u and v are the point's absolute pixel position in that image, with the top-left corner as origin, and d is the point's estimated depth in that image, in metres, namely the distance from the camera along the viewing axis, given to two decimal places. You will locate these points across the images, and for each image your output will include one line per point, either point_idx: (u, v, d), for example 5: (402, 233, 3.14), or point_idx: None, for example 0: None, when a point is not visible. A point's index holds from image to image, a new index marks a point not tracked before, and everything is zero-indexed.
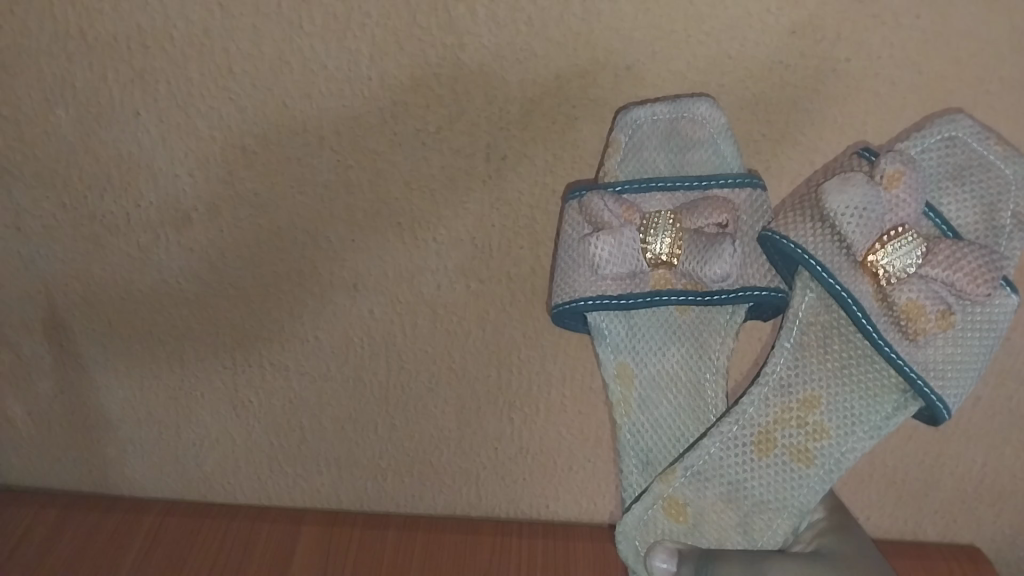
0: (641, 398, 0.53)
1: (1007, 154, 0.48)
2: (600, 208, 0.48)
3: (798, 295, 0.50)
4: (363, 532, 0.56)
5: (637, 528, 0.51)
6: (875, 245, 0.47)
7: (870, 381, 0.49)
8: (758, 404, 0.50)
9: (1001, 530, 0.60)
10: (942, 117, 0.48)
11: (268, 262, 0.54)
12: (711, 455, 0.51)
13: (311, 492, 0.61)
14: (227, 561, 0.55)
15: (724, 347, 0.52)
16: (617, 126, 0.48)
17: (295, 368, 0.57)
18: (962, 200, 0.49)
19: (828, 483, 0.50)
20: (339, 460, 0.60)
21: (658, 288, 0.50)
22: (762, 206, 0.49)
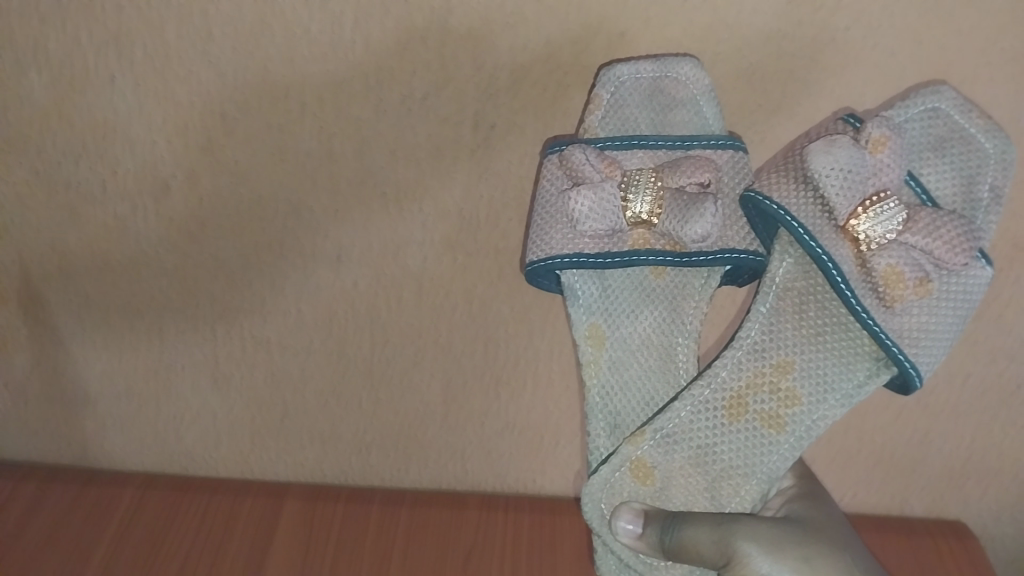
0: (614, 361, 0.50)
1: (988, 127, 0.46)
2: (580, 160, 0.46)
3: (776, 260, 0.50)
4: (347, 505, 0.54)
5: (602, 490, 0.49)
6: (855, 210, 0.46)
7: (844, 348, 0.49)
8: (731, 367, 0.50)
9: (989, 508, 0.60)
10: (927, 88, 0.46)
11: (249, 232, 0.52)
12: (682, 418, 0.49)
13: (295, 466, 0.60)
14: (204, 541, 0.52)
15: (699, 308, 0.50)
16: (600, 81, 0.46)
17: (277, 343, 0.56)
18: (941, 172, 0.47)
19: (797, 450, 0.49)
20: (322, 435, 0.59)
21: (636, 248, 0.48)
22: (743, 167, 0.47)
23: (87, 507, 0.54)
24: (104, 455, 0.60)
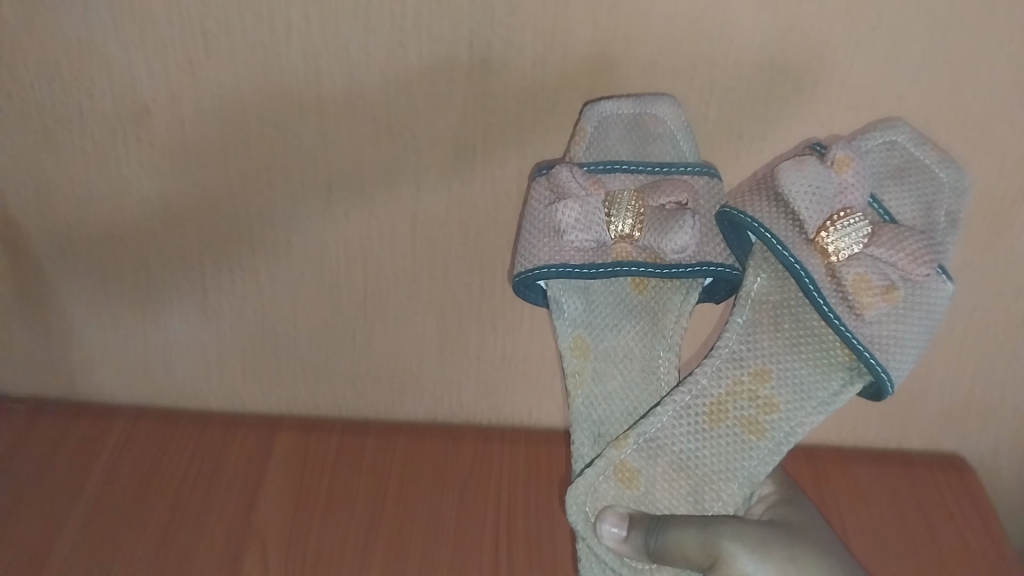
0: (596, 369, 0.54)
1: (941, 158, 0.50)
2: (567, 177, 0.49)
3: (750, 276, 0.53)
4: (341, 432, 0.63)
5: (586, 494, 0.53)
6: (824, 226, 0.49)
7: (819, 357, 0.52)
8: (711, 375, 0.53)
9: (988, 441, 0.63)
10: (884, 122, 0.50)
11: (234, 158, 0.53)
12: (664, 423, 0.53)
13: (287, 399, 0.65)
14: (204, 466, 0.61)
15: (680, 321, 0.54)
16: (584, 116, 0.49)
17: (269, 273, 0.58)
18: (901, 199, 0.50)
19: (777, 455, 0.53)
20: (314, 366, 0.63)
21: (619, 260, 0.50)
22: (718, 193, 0.51)
23: (87, 435, 0.62)
24: (91, 388, 0.65)
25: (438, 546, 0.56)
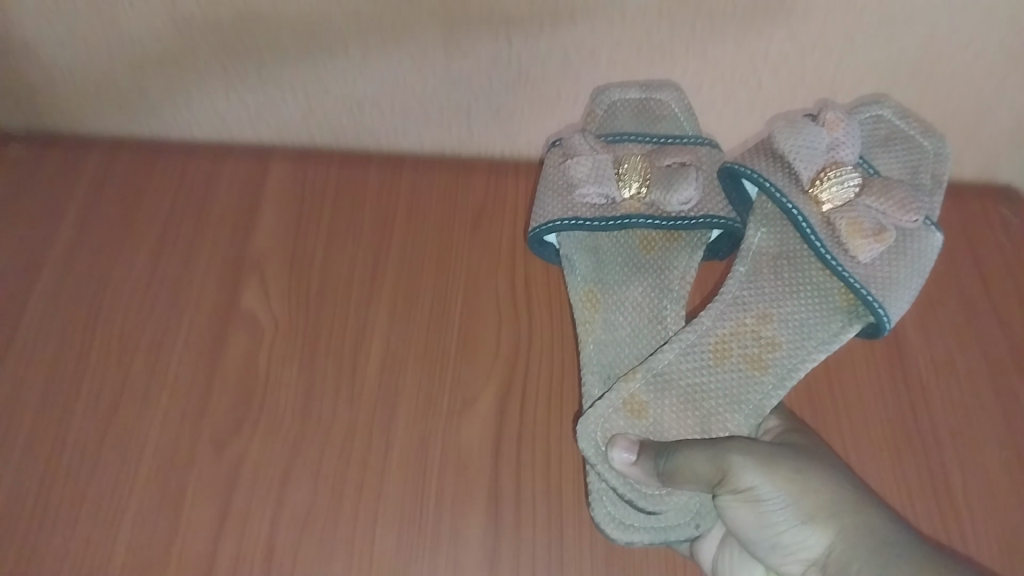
0: (607, 318, 0.72)
1: (903, 203, 0.67)
2: (576, 141, 0.74)
3: (753, 232, 0.72)
4: (384, 174, 0.83)
5: (600, 419, 0.66)
6: (816, 178, 0.69)
7: (819, 302, 0.69)
8: (715, 317, 0.69)
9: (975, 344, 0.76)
10: (835, 111, 0.70)
11: (261, 45, 0.74)
12: (671, 361, 0.68)
13: (316, 210, 0.81)
14: (337, 217, 0.80)
15: (686, 272, 0.74)
16: (594, 101, 0.77)
17: (353, 49, 0.74)
18: (889, 159, 0.74)
19: (782, 388, 0.67)
20: (330, 207, 0.80)
21: (629, 216, 0.72)
22: (717, 158, 0.75)
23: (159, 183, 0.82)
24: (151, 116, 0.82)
25: (470, 314, 0.74)
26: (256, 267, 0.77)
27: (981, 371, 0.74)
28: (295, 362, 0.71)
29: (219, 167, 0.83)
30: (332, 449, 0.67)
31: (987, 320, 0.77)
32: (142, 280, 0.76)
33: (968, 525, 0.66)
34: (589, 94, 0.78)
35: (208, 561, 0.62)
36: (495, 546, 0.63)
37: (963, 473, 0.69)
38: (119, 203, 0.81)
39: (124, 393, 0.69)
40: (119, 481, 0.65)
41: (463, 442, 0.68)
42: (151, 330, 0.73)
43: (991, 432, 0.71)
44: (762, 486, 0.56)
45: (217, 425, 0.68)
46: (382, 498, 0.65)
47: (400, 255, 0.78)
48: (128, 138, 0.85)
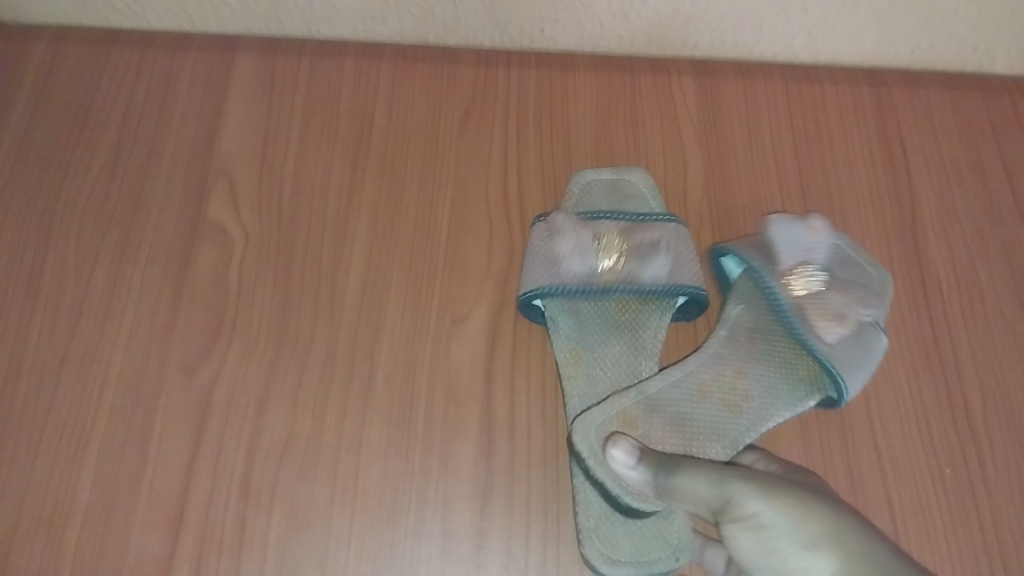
0: (590, 375, 0.61)
1: (865, 308, 0.61)
2: (561, 219, 0.64)
3: (732, 307, 0.63)
4: (363, 61, 0.76)
5: (592, 426, 0.56)
6: (793, 268, 0.62)
7: (791, 373, 0.60)
8: (700, 363, 0.60)
9: (1000, 268, 0.70)
10: (817, 218, 0.64)
11: None
12: (660, 388, 0.58)
13: (288, 107, 0.73)
14: (311, 111, 0.73)
15: (657, 336, 0.62)
16: (572, 181, 0.69)
17: None
18: (845, 258, 0.63)
19: (747, 439, 0.58)
20: (303, 107, 0.73)
21: (608, 283, 0.62)
22: (684, 235, 0.65)
23: (120, 80, 0.74)
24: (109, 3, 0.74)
25: (461, 220, 0.68)
26: (224, 172, 0.70)
27: (1007, 281, 0.69)
28: (268, 278, 0.65)
29: (179, 61, 0.75)
30: (310, 372, 0.62)
31: (1016, 226, 0.72)
32: (99, 190, 0.69)
33: (992, 447, 0.62)
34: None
35: (180, 498, 0.58)
36: (488, 473, 0.59)
37: (987, 391, 0.64)
38: (69, 103, 0.73)
39: (83, 314, 0.64)
40: (81, 410, 0.60)
41: (453, 363, 0.63)
42: (111, 244, 0.67)
43: (1017, 348, 0.66)
44: (766, 514, 0.47)
45: (185, 347, 0.63)
46: (366, 425, 0.60)
47: (380, 159, 0.71)
48: (78, 28, 0.77)
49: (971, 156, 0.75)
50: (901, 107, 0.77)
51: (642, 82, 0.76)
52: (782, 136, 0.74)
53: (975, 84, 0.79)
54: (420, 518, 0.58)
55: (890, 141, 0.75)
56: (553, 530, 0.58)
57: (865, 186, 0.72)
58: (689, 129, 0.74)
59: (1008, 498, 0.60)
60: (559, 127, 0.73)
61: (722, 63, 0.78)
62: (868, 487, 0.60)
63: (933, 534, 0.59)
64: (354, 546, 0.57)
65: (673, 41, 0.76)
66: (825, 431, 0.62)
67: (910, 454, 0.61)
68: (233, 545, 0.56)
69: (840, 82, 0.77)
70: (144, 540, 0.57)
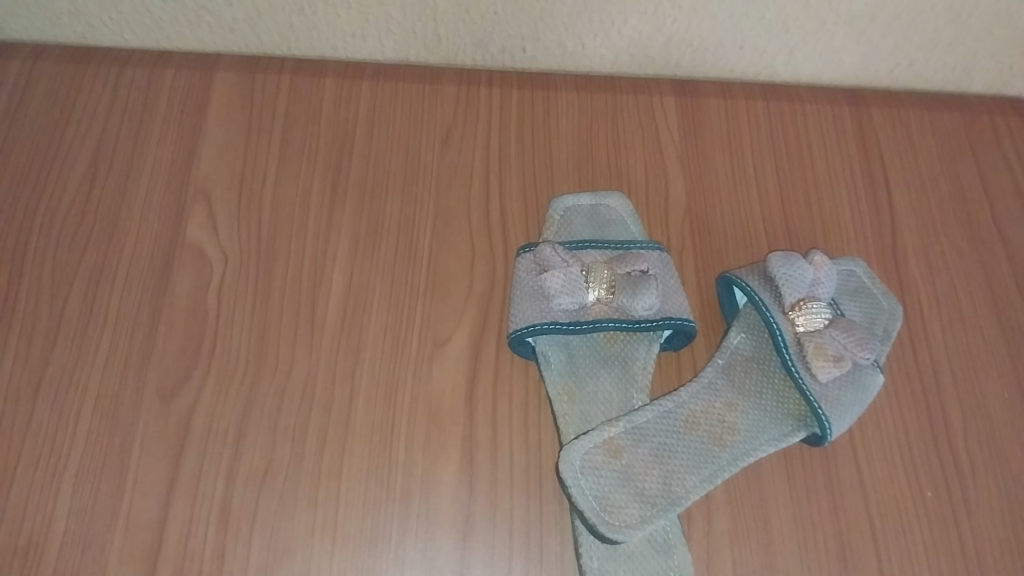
0: (584, 412, 0.61)
1: (866, 349, 0.60)
2: (549, 254, 0.63)
3: (733, 334, 0.63)
4: (344, 81, 0.75)
5: (578, 456, 0.57)
6: (797, 304, 0.62)
7: (779, 409, 0.60)
8: (692, 393, 0.60)
9: (980, 291, 0.70)
10: (821, 253, 0.64)
11: None
12: (649, 418, 0.59)
13: (268, 126, 0.73)
14: (291, 131, 0.72)
15: (647, 367, 0.62)
16: (552, 208, 0.68)
17: None
18: (852, 307, 0.64)
19: (732, 472, 0.58)
20: (283, 126, 0.73)
21: (598, 317, 0.62)
22: (668, 263, 0.65)
23: (99, 97, 0.73)
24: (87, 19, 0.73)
25: (442, 242, 0.68)
26: (202, 193, 0.69)
27: (986, 302, 0.69)
28: (248, 302, 0.65)
29: (157, 79, 0.74)
30: (290, 397, 0.61)
31: (994, 247, 0.72)
32: (75, 211, 0.68)
33: (974, 471, 0.62)
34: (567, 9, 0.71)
35: (158, 527, 0.57)
36: (470, 500, 0.59)
37: (967, 412, 0.64)
38: (43, 122, 0.72)
39: (58, 339, 0.63)
40: (57, 437, 0.60)
41: (435, 387, 0.62)
42: (88, 267, 0.66)
43: (995, 369, 0.66)
44: None
45: (163, 372, 0.62)
46: (347, 452, 0.60)
47: (361, 180, 0.71)
48: (54, 46, 0.76)
49: (951, 177, 0.75)
50: (882, 126, 0.77)
51: (624, 102, 0.76)
52: (763, 157, 0.74)
53: (954, 104, 0.79)
54: (401, 545, 0.57)
55: (871, 160, 0.75)
56: (536, 556, 0.57)
57: (847, 207, 0.73)
58: (671, 149, 0.74)
59: (989, 519, 0.60)
60: (542, 147, 0.73)
61: (704, 83, 0.78)
62: (850, 509, 0.60)
63: (915, 557, 0.59)
64: (335, 575, 0.56)
65: (654, 60, 0.76)
66: (807, 452, 0.62)
67: (892, 476, 0.61)
68: (212, 574, 0.56)
69: (821, 101, 0.78)
70: (121, 570, 0.56)
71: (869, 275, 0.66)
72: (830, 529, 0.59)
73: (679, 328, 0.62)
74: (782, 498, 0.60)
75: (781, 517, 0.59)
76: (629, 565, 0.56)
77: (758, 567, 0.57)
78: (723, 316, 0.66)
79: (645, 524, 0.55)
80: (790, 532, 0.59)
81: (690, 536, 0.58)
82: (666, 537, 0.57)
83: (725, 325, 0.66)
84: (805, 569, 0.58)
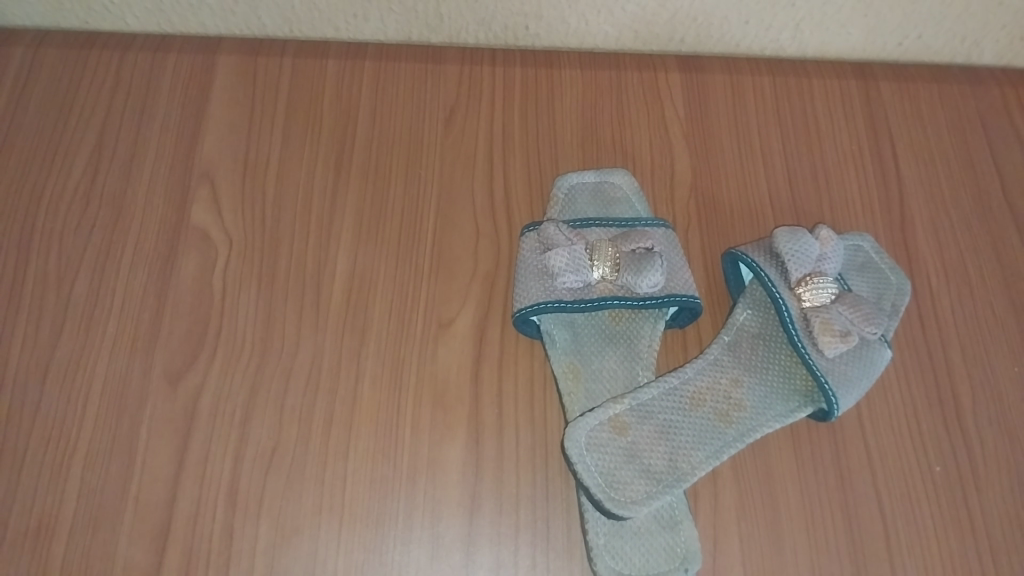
0: (588, 390, 0.61)
1: (873, 323, 0.60)
2: (553, 232, 0.62)
3: (739, 311, 0.63)
4: (346, 62, 0.75)
5: (583, 434, 0.57)
6: (803, 280, 0.61)
7: (784, 385, 0.60)
8: (697, 370, 0.60)
9: (990, 265, 0.69)
10: (827, 228, 0.63)
11: None
12: (654, 395, 0.59)
13: (271, 108, 0.72)
14: (294, 113, 0.72)
15: (652, 344, 0.62)
16: (556, 187, 0.68)
17: None
18: (859, 282, 0.64)
19: (737, 448, 0.58)
20: (286, 109, 0.72)
21: (603, 295, 0.61)
22: (673, 240, 0.64)
23: (102, 81, 0.73)
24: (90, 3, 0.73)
25: (447, 223, 0.68)
26: (206, 176, 0.69)
27: (997, 276, 0.69)
28: (253, 284, 0.65)
29: (160, 62, 0.74)
30: (296, 379, 0.61)
31: (1005, 221, 0.71)
32: (80, 196, 0.68)
33: (983, 445, 0.62)
34: None
35: (167, 508, 0.57)
36: (476, 478, 0.59)
37: (977, 387, 0.64)
38: (47, 107, 0.72)
39: (66, 323, 0.63)
40: (66, 421, 0.60)
41: (440, 367, 0.62)
42: (93, 251, 0.66)
43: (1006, 343, 0.66)
44: None
45: (170, 355, 0.62)
46: (353, 432, 0.60)
47: (364, 161, 0.70)
48: (57, 31, 0.76)
49: (960, 150, 0.74)
50: (890, 100, 0.76)
51: (629, 79, 0.75)
52: (770, 133, 0.74)
53: (964, 76, 0.78)
54: (408, 524, 0.57)
55: (879, 135, 0.74)
56: (543, 534, 0.57)
57: (854, 181, 0.72)
58: (676, 127, 0.73)
59: (999, 494, 0.60)
60: (545, 125, 0.73)
61: (709, 59, 0.77)
62: (858, 486, 0.60)
63: (924, 532, 0.58)
64: (342, 554, 0.56)
65: (659, 36, 0.76)
66: (815, 429, 0.62)
67: (900, 451, 0.61)
68: (221, 555, 0.56)
69: (828, 76, 0.77)
70: (131, 551, 0.56)
71: (877, 250, 0.66)
72: (837, 505, 0.59)
73: (684, 305, 0.61)
74: (790, 474, 0.60)
75: (788, 493, 0.59)
76: (635, 540, 0.56)
77: (765, 543, 0.57)
78: (729, 293, 0.66)
79: (651, 500, 0.55)
80: (797, 508, 0.58)
81: (697, 513, 0.58)
82: (672, 513, 0.57)
83: (730, 302, 0.66)
84: (812, 545, 0.57)
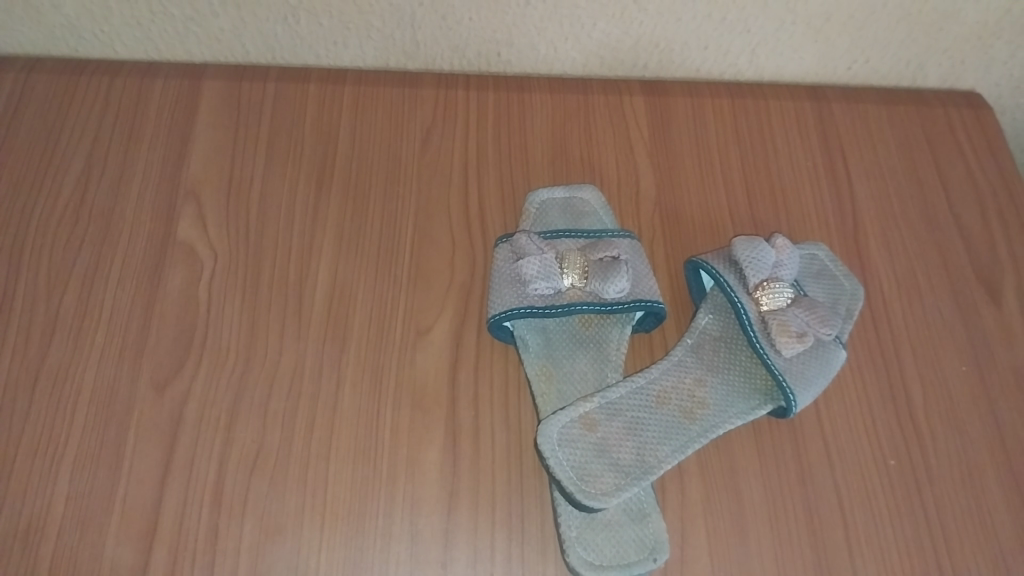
0: (560, 391, 0.64)
1: (826, 324, 0.63)
2: (525, 241, 0.66)
3: (702, 315, 0.66)
4: (326, 85, 0.78)
5: (555, 429, 0.59)
6: (761, 285, 0.65)
7: (745, 384, 0.63)
8: (663, 370, 0.63)
9: (937, 273, 0.73)
10: (782, 237, 0.67)
11: None
12: (621, 393, 0.62)
13: (254, 129, 0.76)
14: (277, 134, 0.76)
15: (620, 348, 0.66)
16: (529, 201, 0.71)
17: None
18: (815, 288, 0.68)
19: (701, 443, 0.61)
20: (268, 129, 0.76)
21: (572, 300, 0.65)
22: (638, 249, 0.68)
23: (91, 103, 0.76)
24: (80, 30, 0.77)
25: (424, 235, 0.71)
26: (192, 193, 0.72)
27: (944, 283, 0.73)
28: (237, 296, 0.68)
29: (147, 86, 0.77)
30: (279, 385, 0.64)
31: (951, 231, 0.75)
32: (69, 213, 0.71)
33: (935, 441, 0.65)
34: (536, 16, 0.75)
35: (154, 509, 0.59)
36: (452, 475, 0.61)
37: (927, 386, 0.67)
38: (38, 129, 0.75)
39: (55, 333, 0.66)
40: (55, 427, 0.62)
41: (418, 373, 0.65)
42: (82, 266, 0.69)
43: (953, 344, 0.69)
44: None
45: (157, 362, 0.65)
46: (335, 434, 0.62)
47: (344, 179, 0.74)
48: (48, 58, 0.79)
49: (909, 166, 0.79)
50: (842, 119, 0.81)
51: (595, 100, 0.79)
52: (729, 151, 0.78)
53: (911, 98, 0.83)
54: (388, 521, 0.59)
55: (832, 151, 0.79)
56: (518, 530, 0.60)
57: (809, 194, 0.76)
58: (641, 146, 0.77)
59: (950, 487, 0.63)
60: (516, 144, 0.76)
61: (671, 82, 0.81)
62: (818, 479, 0.63)
63: (880, 522, 0.61)
64: (324, 550, 0.58)
65: (623, 62, 0.81)
66: (776, 425, 0.65)
67: (857, 447, 0.64)
68: (206, 553, 0.58)
69: (783, 98, 0.82)
70: (118, 551, 0.58)
71: (831, 258, 0.70)
72: (798, 498, 0.62)
73: (649, 309, 0.65)
74: (753, 469, 0.63)
75: (751, 487, 0.62)
76: (605, 532, 0.59)
77: (731, 535, 0.60)
78: (693, 300, 0.70)
79: (620, 491, 0.58)
80: (761, 501, 0.61)
81: (665, 506, 0.61)
82: (640, 506, 0.60)
83: (695, 309, 0.69)
84: (775, 535, 0.60)
